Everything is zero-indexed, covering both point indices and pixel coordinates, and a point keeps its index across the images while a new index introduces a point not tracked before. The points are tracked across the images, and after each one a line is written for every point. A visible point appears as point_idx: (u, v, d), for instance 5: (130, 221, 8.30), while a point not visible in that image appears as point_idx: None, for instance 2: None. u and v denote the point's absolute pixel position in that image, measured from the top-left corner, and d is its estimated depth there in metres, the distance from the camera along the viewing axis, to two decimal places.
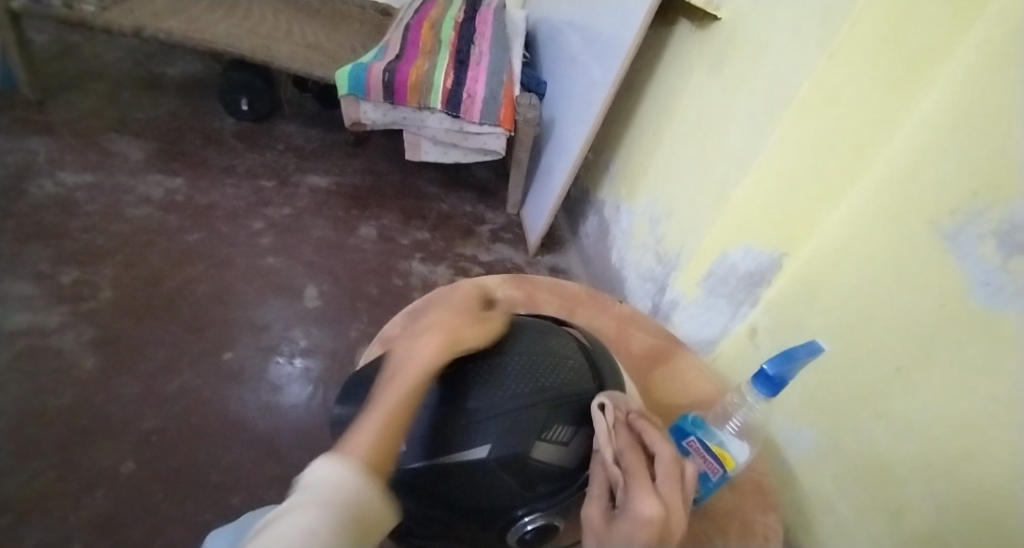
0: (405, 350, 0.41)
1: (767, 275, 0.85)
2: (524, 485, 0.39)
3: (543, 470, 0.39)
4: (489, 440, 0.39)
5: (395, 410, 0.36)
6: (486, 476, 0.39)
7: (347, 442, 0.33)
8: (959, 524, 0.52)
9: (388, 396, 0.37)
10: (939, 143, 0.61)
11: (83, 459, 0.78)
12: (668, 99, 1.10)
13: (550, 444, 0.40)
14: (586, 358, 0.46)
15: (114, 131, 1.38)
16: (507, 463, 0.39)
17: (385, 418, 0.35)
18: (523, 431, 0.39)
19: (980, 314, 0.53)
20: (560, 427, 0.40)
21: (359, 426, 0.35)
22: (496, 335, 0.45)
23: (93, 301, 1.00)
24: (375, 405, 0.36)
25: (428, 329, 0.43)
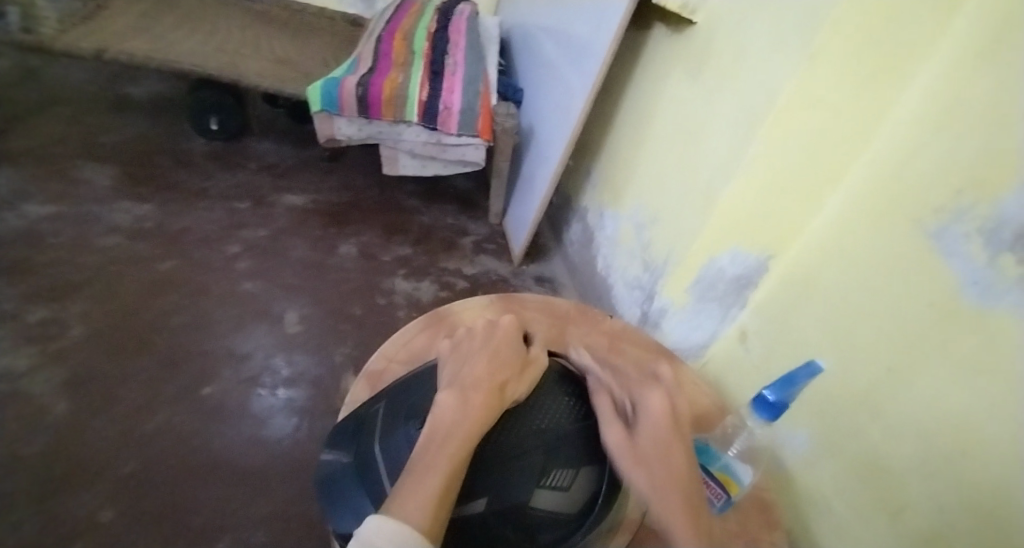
0: (454, 402, 0.38)
1: (754, 278, 0.85)
2: (526, 538, 0.39)
3: (544, 518, 0.40)
4: (487, 492, 0.39)
5: (455, 473, 0.33)
6: (487, 531, 0.38)
7: (407, 506, 0.30)
8: (963, 521, 0.51)
9: (446, 456, 0.34)
10: (917, 144, 0.62)
11: (60, 509, 0.75)
12: (647, 104, 1.10)
13: (551, 491, 0.40)
14: (579, 396, 0.48)
15: (78, 157, 1.33)
16: (508, 513, 0.39)
17: (444, 482, 0.32)
18: (522, 479, 0.40)
19: (970, 313, 0.53)
20: (560, 471, 0.41)
21: (415, 486, 0.32)
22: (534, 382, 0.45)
23: (62, 341, 0.96)
24: (430, 463, 0.33)
25: (475, 376, 0.41)
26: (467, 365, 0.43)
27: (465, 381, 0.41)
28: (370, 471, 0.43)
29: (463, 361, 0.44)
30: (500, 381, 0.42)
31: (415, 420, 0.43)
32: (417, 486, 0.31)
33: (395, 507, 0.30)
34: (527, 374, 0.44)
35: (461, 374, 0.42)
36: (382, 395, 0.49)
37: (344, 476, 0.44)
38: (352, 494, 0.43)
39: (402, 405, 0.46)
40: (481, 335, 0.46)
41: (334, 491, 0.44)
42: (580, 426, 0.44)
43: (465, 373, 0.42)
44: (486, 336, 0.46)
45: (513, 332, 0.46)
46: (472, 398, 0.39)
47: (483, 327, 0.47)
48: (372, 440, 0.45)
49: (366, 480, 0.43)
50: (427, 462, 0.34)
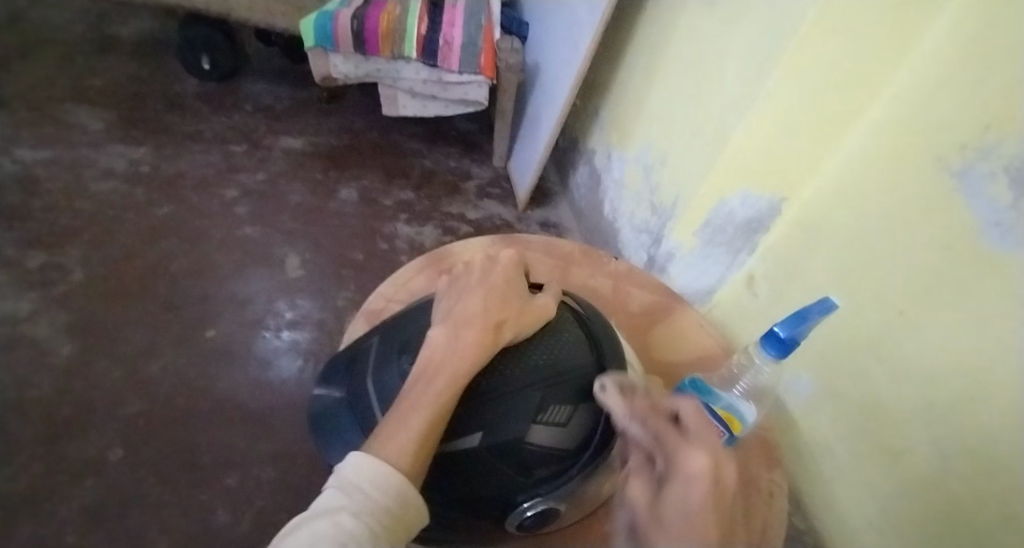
0: (445, 338, 0.40)
1: (765, 222, 0.81)
2: (520, 471, 0.39)
3: (539, 453, 0.39)
4: (481, 425, 0.39)
5: (438, 415, 0.35)
6: (480, 463, 0.39)
7: (388, 444, 0.33)
8: (962, 466, 0.53)
9: (432, 397, 0.36)
10: (948, 73, 0.55)
11: (74, 448, 0.79)
12: (660, 34, 1.02)
13: (547, 426, 0.40)
14: (584, 333, 0.46)
15: (70, 99, 1.29)
16: (502, 447, 0.39)
17: (425, 425, 0.34)
18: (517, 414, 0.40)
19: (987, 256, 0.51)
20: (557, 407, 0.40)
21: (397, 427, 0.34)
22: (537, 320, 0.44)
23: (65, 285, 0.97)
24: (414, 404, 0.36)
25: (468, 313, 0.41)
26: (463, 300, 0.43)
27: (459, 318, 0.41)
28: (362, 404, 0.43)
29: (460, 296, 0.44)
30: (496, 319, 0.41)
31: (408, 353, 0.43)
32: (399, 428, 0.34)
33: (376, 446, 0.33)
34: (527, 313, 0.44)
35: (456, 309, 0.42)
36: (377, 329, 0.49)
37: (336, 409, 0.45)
38: (344, 427, 0.43)
39: (396, 339, 0.45)
40: (480, 271, 0.46)
41: (325, 424, 0.45)
42: (581, 363, 0.44)
43: (460, 309, 0.42)
44: (484, 271, 0.46)
45: (511, 269, 0.46)
46: (465, 336, 0.39)
47: (482, 262, 0.47)
48: (364, 375, 0.45)
49: (358, 413, 0.43)
50: (412, 403, 0.36)
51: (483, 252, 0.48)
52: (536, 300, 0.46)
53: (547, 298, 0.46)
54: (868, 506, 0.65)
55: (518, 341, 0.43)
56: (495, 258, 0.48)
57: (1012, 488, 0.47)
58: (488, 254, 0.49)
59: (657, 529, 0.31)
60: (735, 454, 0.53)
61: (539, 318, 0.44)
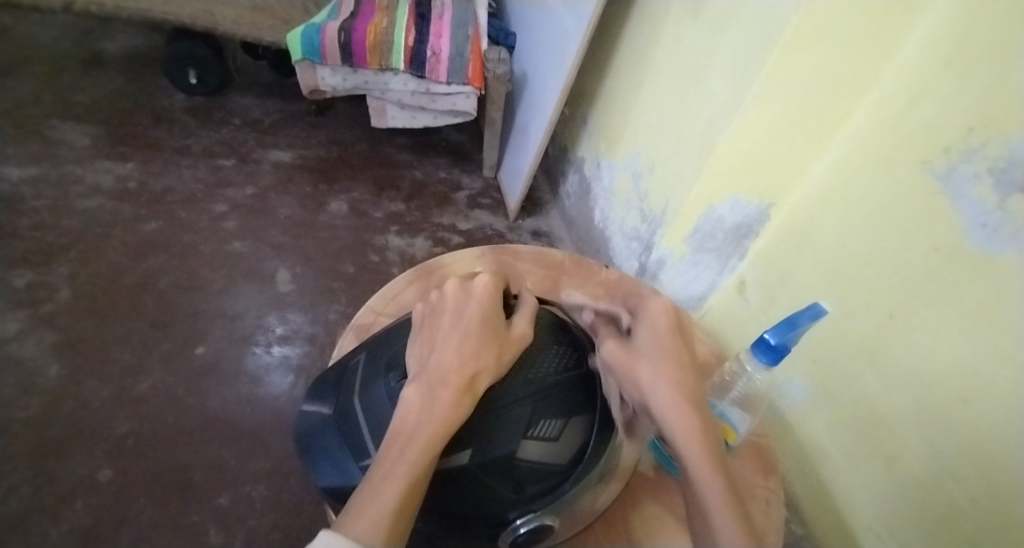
0: (420, 399, 0.37)
1: (755, 227, 0.82)
2: (513, 487, 0.39)
3: (531, 468, 0.39)
4: (471, 443, 0.39)
5: (415, 483, 0.33)
6: (472, 481, 0.38)
7: (360, 521, 0.31)
8: (957, 468, 0.53)
9: (407, 464, 0.33)
10: (930, 76, 0.56)
11: (61, 471, 0.78)
12: (646, 43, 1.02)
13: (538, 441, 0.40)
14: (570, 343, 0.47)
15: (55, 115, 1.28)
16: (494, 464, 0.38)
17: (400, 497, 0.32)
18: (508, 430, 0.39)
19: (975, 256, 0.51)
20: (547, 422, 0.40)
21: (370, 499, 0.32)
22: (514, 354, 0.42)
23: (51, 303, 0.96)
24: (388, 472, 0.33)
25: (443, 367, 0.38)
26: (437, 351, 0.40)
27: (434, 374, 0.38)
28: (349, 423, 0.42)
29: (434, 344, 0.41)
30: (472, 371, 0.38)
31: (395, 371, 0.43)
32: (372, 501, 0.32)
33: (349, 522, 0.31)
34: (507, 354, 0.41)
35: (431, 362, 0.39)
36: (362, 346, 0.49)
37: (323, 427, 0.44)
38: (332, 447, 0.42)
39: (381, 355, 0.45)
40: (452, 309, 0.43)
41: (312, 443, 0.44)
42: (570, 375, 0.44)
43: (434, 363, 0.39)
44: (458, 309, 0.43)
45: (488, 304, 0.43)
46: (440, 396, 0.36)
47: (455, 296, 0.44)
48: (351, 392, 0.44)
49: (346, 433, 0.42)
50: (386, 471, 0.33)
51: (453, 283, 0.45)
52: (514, 330, 0.43)
53: (524, 326, 0.43)
54: (866, 509, 0.65)
55: (497, 382, 0.41)
56: (466, 288, 0.44)
57: (1005, 488, 0.48)
58: (459, 280, 0.45)
59: (657, 418, 0.41)
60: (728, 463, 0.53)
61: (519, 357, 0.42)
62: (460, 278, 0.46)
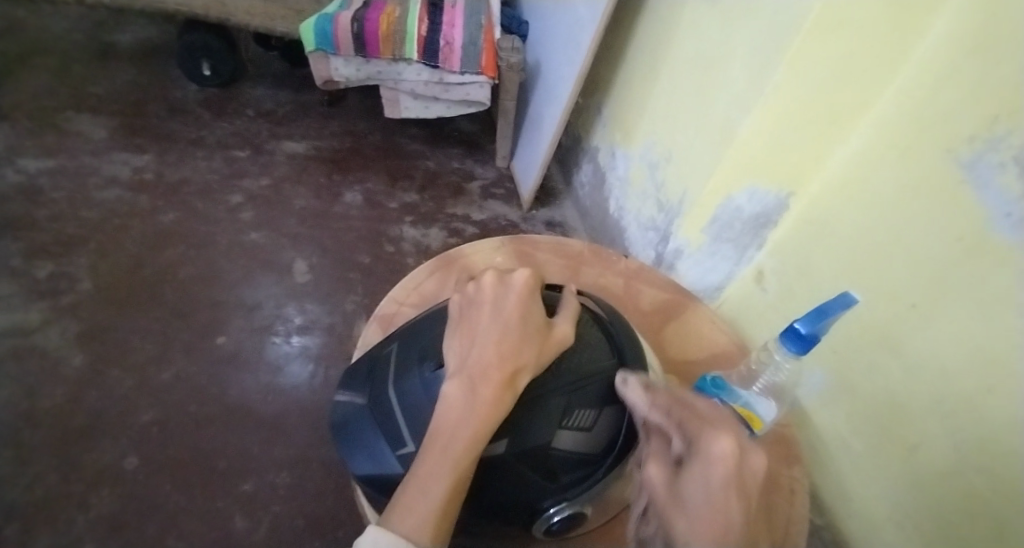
0: (461, 394, 0.36)
1: (773, 217, 0.81)
2: (547, 476, 0.39)
3: (566, 459, 0.40)
4: (506, 434, 0.39)
5: (458, 480, 0.34)
6: (507, 472, 0.39)
7: (408, 520, 0.32)
8: (975, 459, 0.53)
9: (449, 463, 0.34)
10: (956, 64, 0.55)
11: (87, 459, 0.79)
12: (663, 31, 1.01)
13: (573, 431, 0.40)
14: (606, 338, 0.46)
15: (71, 108, 1.29)
16: (529, 454, 0.39)
17: (445, 494, 0.33)
18: (543, 422, 0.40)
19: (998, 246, 0.51)
20: (581, 412, 0.41)
21: (416, 497, 0.33)
22: (554, 355, 0.41)
23: (73, 294, 0.97)
24: (432, 471, 0.34)
25: (483, 363, 0.38)
26: (478, 345, 0.39)
27: (475, 369, 0.38)
28: (385, 412, 0.43)
29: (474, 338, 0.40)
30: (513, 367, 0.38)
31: (430, 360, 0.43)
32: (418, 497, 0.33)
33: (395, 518, 0.33)
34: (547, 351, 0.40)
35: (470, 357, 0.39)
36: (393, 336, 0.49)
37: (358, 417, 0.44)
38: (369, 436, 0.43)
39: (414, 346, 0.45)
40: (492, 303, 0.42)
41: (349, 432, 0.44)
42: (605, 368, 0.43)
43: (474, 357, 0.38)
44: (497, 302, 0.42)
45: (527, 297, 0.42)
46: (481, 392, 0.36)
47: (495, 288, 0.43)
48: (386, 382, 0.44)
49: (382, 423, 0.43)
50: (429, 468, 0.34)
51: (491, 276, 0.43)
52: (555, 329, 0.42)
53: (566, 326, 0.42)
54: (884, 498, 0.65)
55: (537, 377, 0.41)
56: (504, 281, 0.43)
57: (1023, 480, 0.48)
58: (498, 273, 0.44)
59: (679, 508, 0.32)
60: None
61: (558, 351, 0.41)
62: (500, 269, 0.45)
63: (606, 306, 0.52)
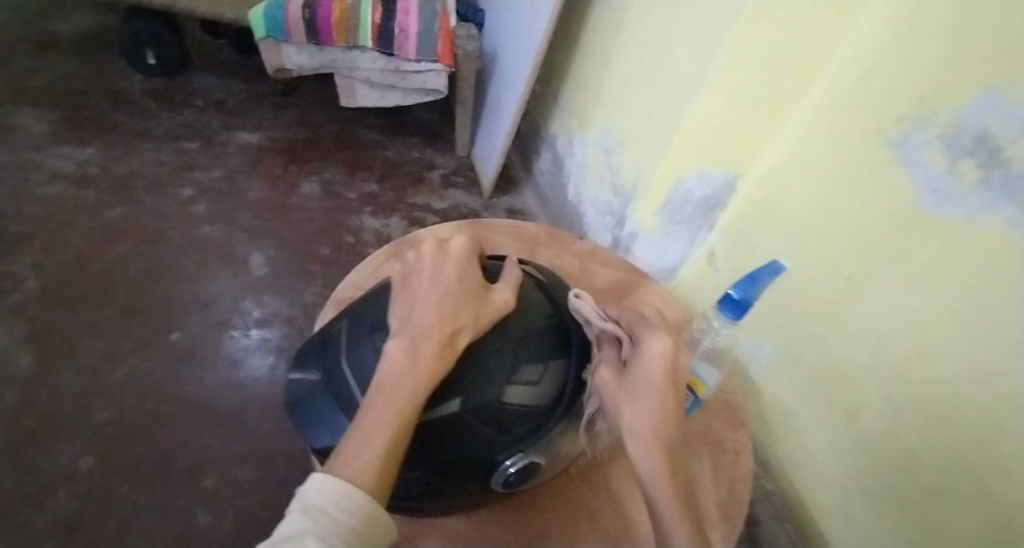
0: (403, 352, 0.38)
1: (722, 198, 0.85)
2: (500, 430, 0.41)
3: (516, 412, 0.42)
4: (460, 392, 0.41)
5: (402, 430, 0.34)
6: (462, 428, 0.40)
7: (351, 466, 0.33)
8: (913, 417, 0.57)
9: (394, 412, 0.35)
10: (885, 48, 0.59)
11: (37, 462, 0.77)
12: (612, 19, 1.03)
13: (522, 386, 0.42)
14: (544, 298, 0.49)
15: (5, 100, 1.22)
16: (483, 410, 0.41)
17: (389, 444, 0.33)
18: (492, 378, 0.41)
19: (926, 219, 0.55)
20: (529, 367, 0.43)
21: (360, 444, 0.33)
22: (494, 318, 0.43)
23: (16, 294, 0.93)
24: (376, 420, 0.34)
25: (425, 324, 0.39)
26: (418, 309, 0.41)
27: (415, 330, 0.39)
28: (337, 385, 0.43)
29: (414, 302, 0.41)
30: (453, 327, 0.39)
31: (379, 332, 0.44)
32: (361, 446, 0.33)
33: (340, 466, 0.33)
34: (484, 313, 0.42)
35: (412, 319, 0.40)
36: (344, 314, 0.49)
37: (313, 394, 0.45)
38: (325, 410, 0.43)
39: (364, 320, 0.46)
40: (431, 270, 0.43)
41: (306, 409, 0.44)
42: (547, 326, 0.46)
43: (415, 319, 0.40)
44: (436, 269, 0.43)
45: (465, 263, 0.44)
46: (422, 350, 0.37)
47: (434, 256, 0.44)
48: (338, 356, 0.45)
49: (337, 396, 0.43)
50: (374, 418, 0.34)
51: (431, 244, 0.45)
52: (493, 294, 0.44)
53: (505, 291, 0.44)
54: (829, 460, 0.70)
55: (478, 338, 0.42)
56: (443, 249, 0.45)
57: (962, 432, 0.52)
58: (437, 242, 0.46)
59: (627, 390, 0.41)
60: (697, 418, 0.58)
61: (496, 314, 0.43)
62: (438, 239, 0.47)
63: (548, 273, 0.54)
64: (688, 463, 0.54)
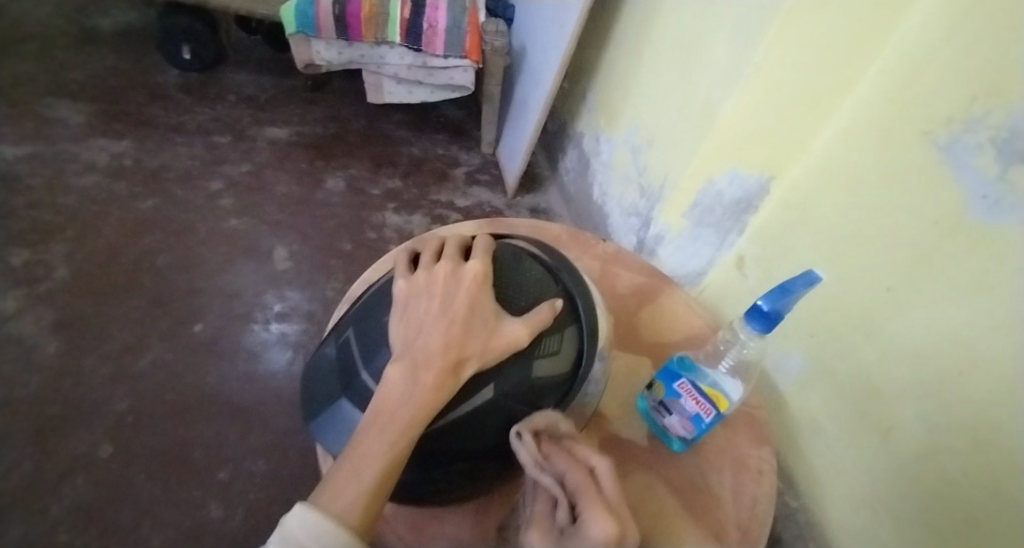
0: (402, 378, 0.35)
1: (754, 202, 0.80)
2: (533, 404, 0.42)
3: (547, 384, 0.42)
4: (492, 379, 0.40)
5: (392, 462, 0.33)
6: (499, 410, 0.40)
7: (339, 498, 0.32)
8: (952, 440, 0.53)
9: (386, 445, 0.33)
10: (935, 41, 0.54)
11: (64, 446, 0.79)
12: (645, 13, 1.00)
13: (547, 357, 0.42)
14: (552, 278, 0.47)
15: (49, 93, 1.26)
16: (516, 391, 0.41)
17: (378, 476, 0.33)
18: (520, 358, 0.41)
19: (975, 228, 0.50)
20: (549, 338, 0.43)
21: (350, 474, 0.32)
22: (502, 356, 0.39)
23: (50, 281, 0.96)
24: (368, 450, 0.33)
25: (428, 350, 0.36)
26: (424, 333, 0.38)
27: (418, 355, 0.36)
28: (355, 382, 0.42)
29: (420, 326, 0.38)
30: (456, 356, 0.36)
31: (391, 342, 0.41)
32: (351, 477, 0.32)
33: (326, 497, 0.32)
34: (491, 347, 0.38)
35: (416, 342, 0.37)
36: (349, 321, 0.47)
37: (331, 399, 0.43)
38: (343, 420, 0.41)
39: (370, 331, 0.43)
40: (442, 296, 0.40)
41: (323, 417, 0.43)
42: (555, 293, 0.46)
43: (420, 344, 0.37)
44: (447, 295, 0.40)
45: (478, 287, 0.40)
46: (422, 378, 0.35)
47: (445, 279, 0.41)
48: (352, 364, 0.43)
49: (355, 405, 0.41)
50: (365, 448, 0.33)
51: (444, 267, 0.41)
52: (505, 327, 0.39)
53: (517, 326, 0.39)
54: (860, 483, 0.65)
55: (487, 367, 0.39)
56: (457, 274, 0.41)
57: (1004, 459, 0.47)
58: (451, 265, 0.42)
59: None
60: (721, 433, 0.55)
61: (506, 351, 0.38)
62: (451, 258, 0.43)
63: (555, 254, 0.52)
64: (710, 481, 0.51)
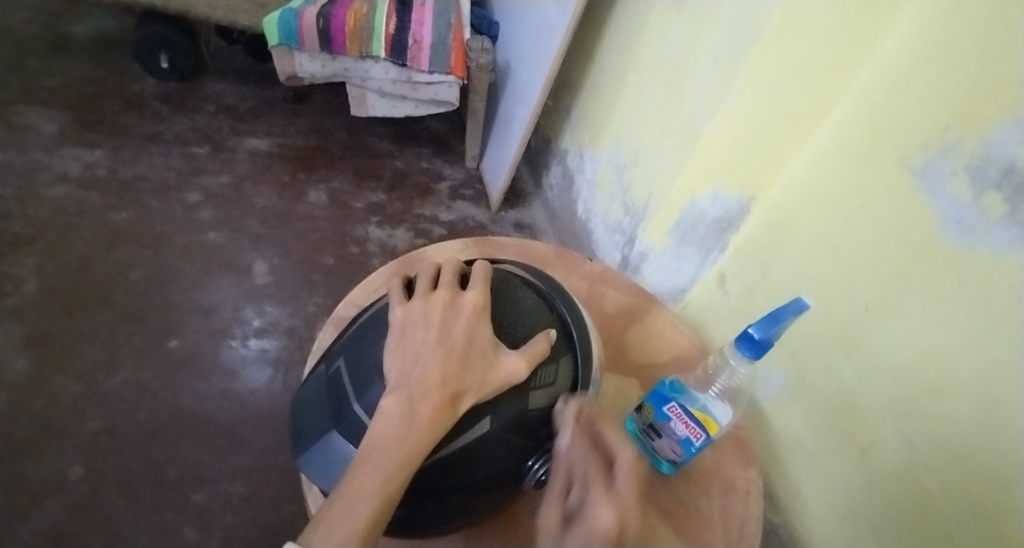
0: (398, 411, 0.35)
1: (735, 221, 0.82)
2: (529, 436, 0.41)
3: (542, 415, 0.42)
4: (488, 412, 0.39)
5: (386, 501, 0.32)
6: (495, 443, 0.40)
7: (329, 539, 0.30)
8: (930, 457, 0.54)
9: (380, 483, 0.32)
10: (907, 72, 0.57)
11: (29, 470, 0.75)
12: (628, 36, 1.02)
13: (543, 389, 0.42)
14: (547, 306, 0.48)
15: (19, 99, 1.22)
16: (512, 423, 0.40)
17: (371, 516, 0.31)
18: (516, 391, 0.41)
19: (949, 250, 0.52)
20: (545, 369, 0.43)
21: (341, 515, 0.31)
22: (501, 389, 0.38)
23: (17, 295, 0.92)
24: (361, 488, 0.32)
25: (425, 383, 0.36)
26: (420, 366, 0.37)
27: (414, 387, 0.36)
28: (347, 415, 0.41)
29: (416, 358, 0.38)
30: (454, 389, 0.36)
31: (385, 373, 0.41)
32: (343, 517, 0.31)
33: (316, 538, 0.30)
34: (490, 380, 0.38)
35: (412, 375, 0.37)
36: (341, 349, 0.46)
37: (321, 431, 0.42)
38: (335, 453, 0.40)
39: (362, 361, 0.43)
40: (439, 326, 0.39)
41: (314, 450, 0.41)
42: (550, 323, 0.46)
43: (416, 377, 0.36)
44: (445, 326, 0.39)
45: (476, 318, 0.40)
46: (418, 412, 0.34)
47: (443, 309, 0.40)
48: (345, 396, 0.42)
49: (347, 438, 0.40)
50: (359, 485, 0.32)
51: (442, 297, 0.41)
52: (503, 359, 0.39)
53: (516, 359, 0.39)
54: (840, 498, 0.67)
55: (484, 401, 0.39)
56: (455, 304, 0.41)
57: (982, 474, 0.49)
58: (450, 295, 0.42)
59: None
60: (709, 454, 0.55)
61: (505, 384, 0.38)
62: (448, 287, 0.43)
63: (549, 280, 0.52)
64: (698, 503, 0.51)
